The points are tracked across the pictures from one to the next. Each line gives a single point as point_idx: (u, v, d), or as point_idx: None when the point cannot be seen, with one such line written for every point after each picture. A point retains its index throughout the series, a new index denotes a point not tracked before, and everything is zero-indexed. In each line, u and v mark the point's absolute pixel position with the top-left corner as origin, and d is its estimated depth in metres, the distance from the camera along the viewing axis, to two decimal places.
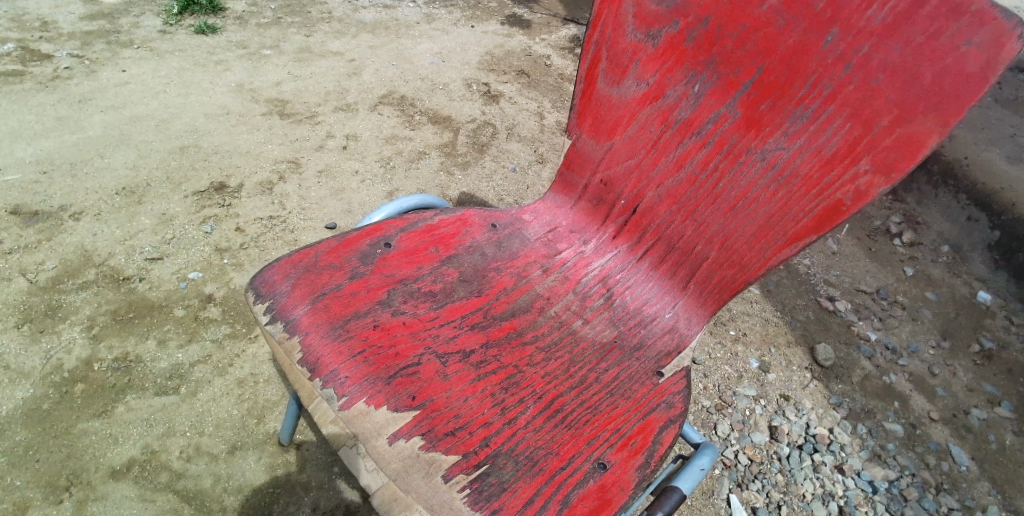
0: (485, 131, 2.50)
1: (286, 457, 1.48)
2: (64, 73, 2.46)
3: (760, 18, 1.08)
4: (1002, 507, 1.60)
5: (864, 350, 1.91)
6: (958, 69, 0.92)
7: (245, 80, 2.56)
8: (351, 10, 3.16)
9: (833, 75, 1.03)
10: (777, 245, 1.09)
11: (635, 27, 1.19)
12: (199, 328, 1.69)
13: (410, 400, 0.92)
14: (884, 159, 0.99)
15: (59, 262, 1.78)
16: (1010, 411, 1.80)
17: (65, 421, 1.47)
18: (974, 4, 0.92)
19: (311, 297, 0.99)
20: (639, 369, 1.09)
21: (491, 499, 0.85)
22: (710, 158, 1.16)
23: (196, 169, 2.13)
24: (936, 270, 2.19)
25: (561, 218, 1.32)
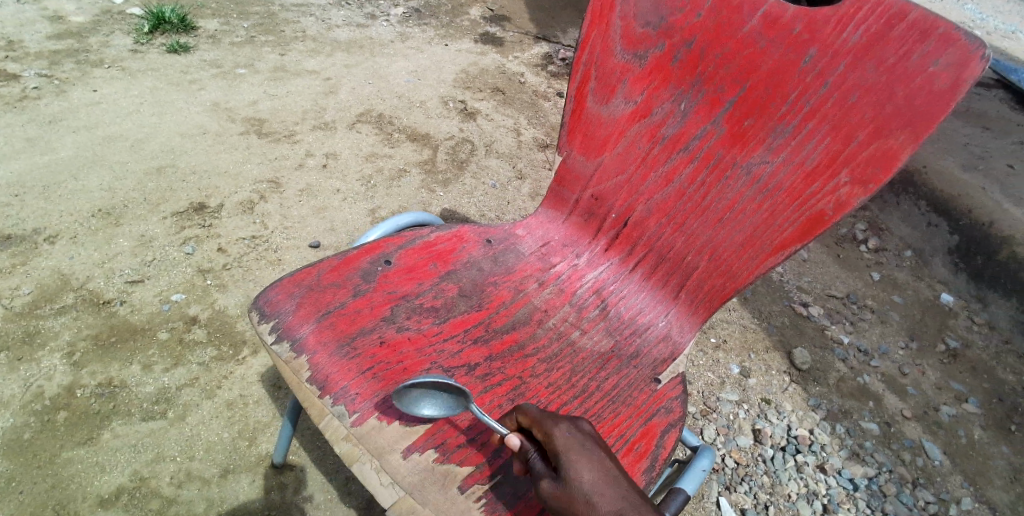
0: (464, 147, 2.53)
1: (280, 478, 1.47)
2: (32, 94, 2.40)
3: (742, 40, 1.21)
4: (975, 499, 1.68)
5: (838, 353, 1.99)
6: (929, 88, 1.05)
7: (221, 99, 2.54)
8: (325, 29, 3.17)
9: (812, 93, 1.16)
10: (764, 254, 1.18)
11: (623, 48, 1.30)
12: (185, 351, 1.66)
13: (421, 414, 0.97)
14: (862, 171, 1.10)
15: (35, 287, 1.73)
16: (976, 407, 1.90)
17: (48, 450, 1.43)
18: (940, 28, 1.05)
19: (316, 316, 1.02)
20: (637, 377, 1.16)
21: (508, 507, 0.90)
22: (697, 172, 1.26)
23: (174, 190, 2.10)
24: (901, 274, 2.29)
25: (553, 232, 1.39)
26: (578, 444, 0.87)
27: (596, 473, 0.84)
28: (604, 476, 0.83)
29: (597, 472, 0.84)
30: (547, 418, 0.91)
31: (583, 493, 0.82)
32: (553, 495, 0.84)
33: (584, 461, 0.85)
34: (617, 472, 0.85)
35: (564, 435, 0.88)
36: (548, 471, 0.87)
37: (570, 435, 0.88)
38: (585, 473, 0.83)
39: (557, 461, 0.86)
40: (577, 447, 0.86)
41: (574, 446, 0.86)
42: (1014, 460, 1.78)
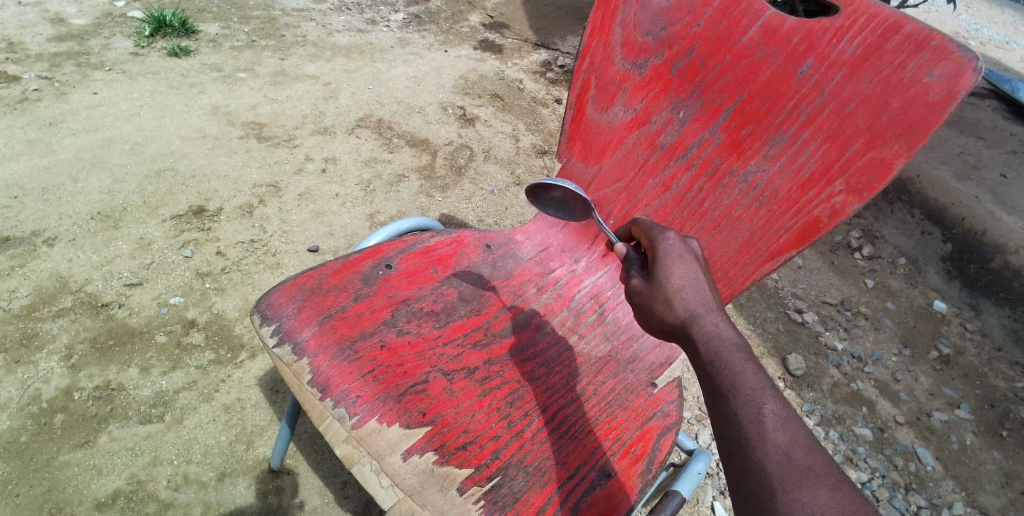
0: (462, 153, 2.54)
1: (277, 482, 1.47)
2: (33, 96, 2.41)
3: (741, 51, 1.24)
4: (968, 505, 1.69)
5: (832, 360, 2.00)
6: (924, 98, 1.07)
7: (221, 103, 2.55)
8: (325, 34, 3.18)
9: (808, 103, 1.18)
10: (760, 260, 1.22)
11: (623, 57, 1.32)
12: (183, 354, 1.66)
13: (421, 416, 0.98)
14: (857, 180, 1.13)
15: (33, 289, 1.74)
16: (969, 413, 1.91)
17: (45, 453, 1.43)
18: (935, 40, 1.07)
19: (318, 319, 1.03)
20: (634, 381, 1.17)
21: (506, 508, 0.91)
22: (695, 180, 1.29)
23: (173, 193, 2.10)
24: (895, 282, 2.30)
25: (553, 238, 1.39)
26: (677, 253, 0.95)
27: (685, 278, 0.91)
28: (692, 282, 0.91)
29: (687, 278, 0.91)
30: (656, 233, 0.99)
31: (666, 292, 0.91)
32: (640, 290, 0.94)
33: (677, 267, 0.93)
34: (705, 284, 0.91)
35: (667, 246, 0.96)
36: (641, 274, 0.96)
37: (673, 245, 0.96)
38: (674, 276, 0.91)
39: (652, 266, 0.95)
40: (676, 255, 0.94)
41: (672, 252, 0.95)
42: (1007, 467, 1.80)
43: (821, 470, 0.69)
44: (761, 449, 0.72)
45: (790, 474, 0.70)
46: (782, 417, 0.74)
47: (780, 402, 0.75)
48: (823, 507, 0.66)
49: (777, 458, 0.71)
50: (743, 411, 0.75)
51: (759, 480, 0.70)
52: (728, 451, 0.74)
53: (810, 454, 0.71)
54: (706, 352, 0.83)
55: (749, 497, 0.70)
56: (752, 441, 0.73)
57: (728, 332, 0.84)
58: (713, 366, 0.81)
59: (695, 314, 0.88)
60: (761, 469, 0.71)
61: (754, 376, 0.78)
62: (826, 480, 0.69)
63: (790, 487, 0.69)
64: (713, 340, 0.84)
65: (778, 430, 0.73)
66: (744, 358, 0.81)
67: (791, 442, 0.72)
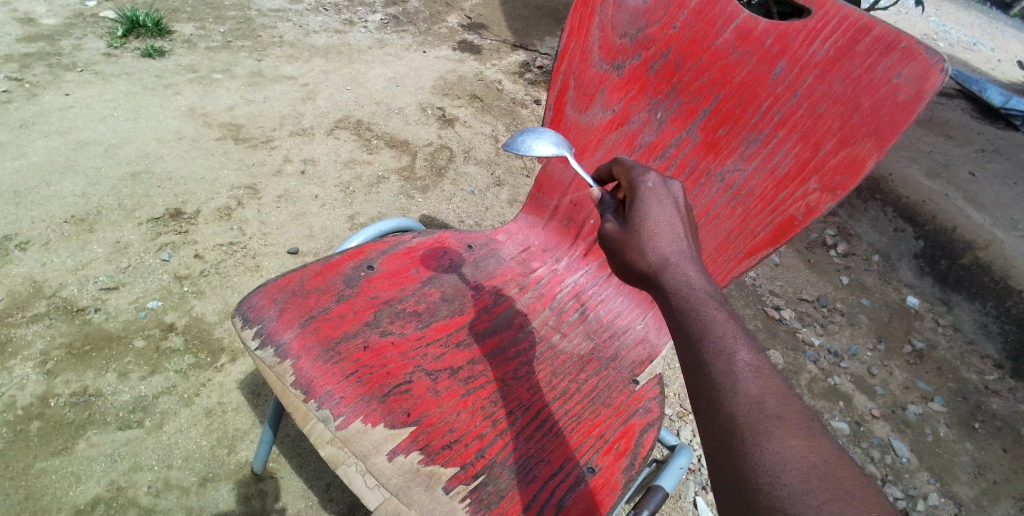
0: (442, 154, 2.55)
1: (260, 486, 1.46)
2: (2, 98, 2.36)
3: (716, 52, 1.26)
4: (941, 495, 1.74)
5: (810, 355, 2.05)
6: (893, 99, 1.10)
7: (197, 104, 2.51)
8: (303, 35, 3.16)
9: (782, 103, 1.21)
10: (738, 258, 1.25)
11: (601, 59, 1.34)
12: (162, 358, 1.64)
13: (406, 416, 0.99)
14: (830, 178, 1.16)
15: (6, 295, 1.70)
16: (942, 406, 1.97)
17: (21, 461, 1.40)
18: (904, 42, 1.10)
19: (300, 321, 1.03)
20: (616, 378, 1.18)
21: (492, 506, 0.92)
22: (673, 179, 1.31)
23: (150, 196, 2.07)
24: (869, 278, 2.36)
25: (533, 238, 1.41)
26: (656, 197, 0.94)
27: (662, 225, 0.90)
28: (668, 229, 0.90)
29: (663, 224, 0.91)
30: (634, 175, 0.98)
31: (642, 238, 0.90)
32: (615, 234, 0.93)
33: (655, 212, 0.92)
34: (681, 231, 0.91)
35: (646, 190, 0.95)
36: (616, 217, 0.95)
37: (652, 189, 0.95)
38: (651, 223, 0.91)
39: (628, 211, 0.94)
40: (655, 199, 0.93)
41: (653, 196, 0.93)
42: (978, 457, 1.85)
43: (789, 416, 0.72)
44: (733, 397, 0.74)
45: (760, 421, 0.71)
46: (753, 366, 0.76)
47: (752, 352, 0.77)
48: (792, 452, 0.69)
49: (748, 406, 0.73)
50: (716, 360, 0.77)
51: (730, 426, 0.72)
52: (700, 397, 0.76)
53: (779, 402, 0.73)
54: (679, 302, 0.83)
55: (719, 443, 0.72)
56: (724, 389, 0.75)
57: (700, 283, 0.85)
58: (686, 316, 0.82)
59: (668, 263, 0.88)
60: (732, 416, 0.73)
61: (727, 326, 0.80)
62: (795, 426, 0.71)
63: (761, 436, 0.70)
64: (686, 290, 0.85)
65: (750, 379, 0.75)
66: (717, 309, 0.82)
67: (761, 390, 0.74)
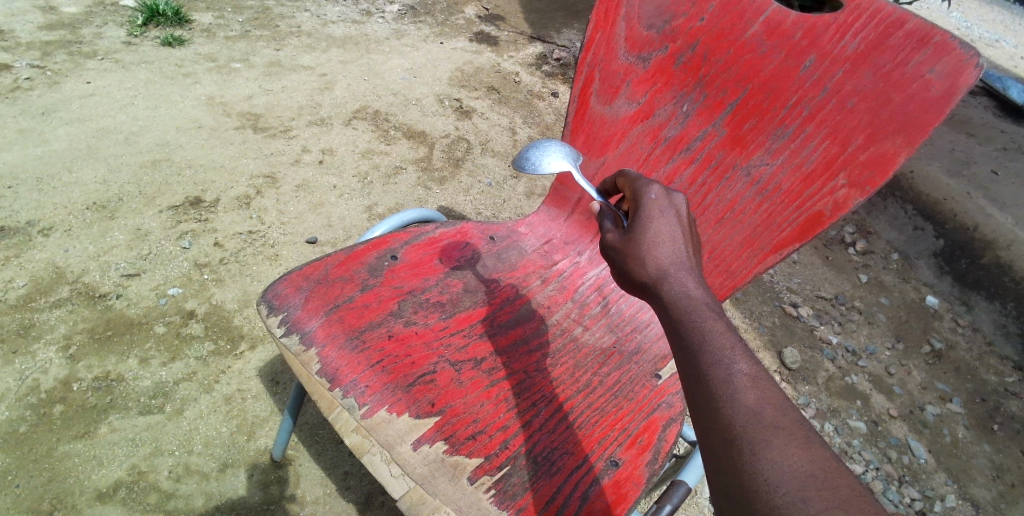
0: (459, 146, 2.54)
1: (279, 473, 1.48)
2: (24, 85, 2.38)
3: (743, 46, 1.25)
4: (959, 496, 1.73)
5: (827, 353, 2.03)
6: (924, 94, 1.08)
7: (215, 93, 2.52)
8: (320, 25, 3.16)
9: (810, 98, 1.19)
10: (763, 253, 1.24)
11: (626, 51, 1.33)
12: (182, 345, 1.65)
13: (430, 406, 0.99)
14: (859, 174, 1.14)
15: (29, 280, 1.72)
16: (960, 407, 1.94)
17: (45, 444, 1.42)
18: (936, 37, 1.08)
19: (325, 310, 1.03)
20: (638, 372, 1.18)
21: (516, 497, 0.92)
22: (698, 173, 1.30)
23: (170, 184, 2.09)
24: (887, 277, 2.33)
25: (555, 231, 1.40)
26: (659, 209, 0.93)
27: (664, 237, 0.89)
28: (669, 241, 0.89)
29: (665, 235, 0.90)
30: (637, 187, 0.97)
31: (643, 248, 0.89)
32: (616, 245, 0.92)
33: (658, 223, 0.91)
34: (683, 243, 0.90)
35: (648, 201, 0.94)
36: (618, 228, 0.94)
37: (655, 201, 0.94)
38: (652, 234, 0.90)
39: (631, 222, 0.93)
40: (657, 211, 0.92)
41: (655, 208, 0.93)
42: (997, 459, 1.83)
43: (787, 425, 0.69)
44: (731, 407, 0.71)
45: (758, 430, 0.69)
46: (752, 377, 0.73)
47: (750, 363, 0.74)
48: (790, 461, 0.66)
49: (746, 415, 0.70)
50: (714, 371, 0.74)
51: (728, 436, 0.70)
52: (697, 408, 0.73)
53: (778, 411, 0.70)
54: (678, 313, 0.81)
55: (717, 452, 0.70)
56: (721, 398, 0.72)
57: (699, 294, 0.83)
58: (685, 326, 0.80)
59: (668, 274, 0.86)
60: (730, 426, 0.70)
61: (726, 337, 0.77)
62: (793, 435, 0.68)
63: (759, 444, 0.68)
64: (685, 301, 0.83)
65: (748, 390, 0.72)
66: (715, 320, 0.79)
67: (760, 400, 0.71)
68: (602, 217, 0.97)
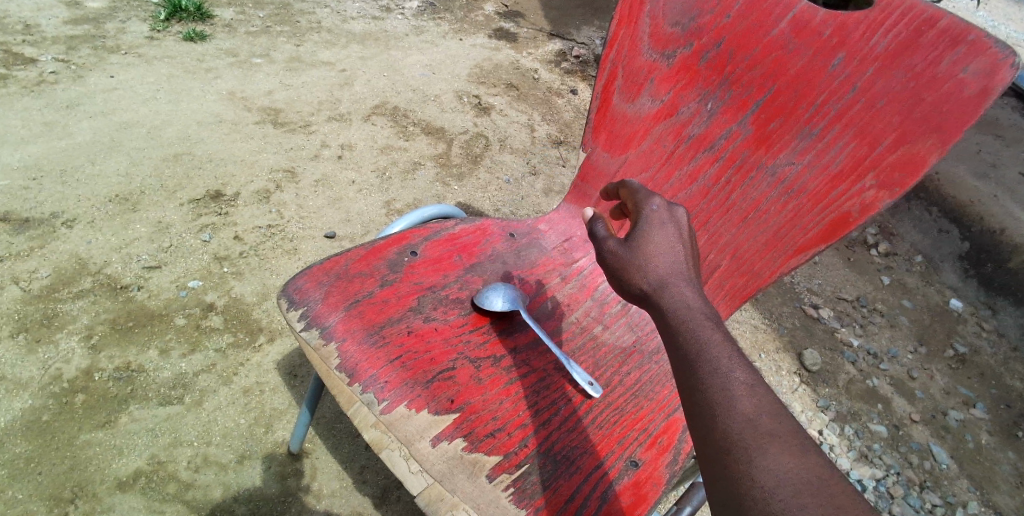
0: (478, 142, 2.53)
1: (295, 465, 1.49)
2: (50, 78, 2.41)
3: (770, 44, 1.22)
4: (982, 504, 1.69)
5: (848, 356, 2.00)
6: (958, 94, 1.05)
7: (236, 88, 2.54)
8: (340, 21, 3.17)
9: (839, 97, 1.17)
10: (787, 254, 1.22)
11: (651, 47, 1.31)
12: (201, 337, 1.67)
13: (449, 403, 0.98)
14: (887, 175, 1.12)
15: (53, 270, 1.74)
16: (984, 412, 1.90)
17: (66, 433, 1.44)
18: (971, 35, 1.05)
19: (345, 305, 1.03)
20: (658, 372, 1.17)
21: (535, 496, 0.91)
22: (721, 173, 1.29)
23: (191, 177, 2.10)
24: (911, 280, 2.29)
25: (575, 228, 1.39)
26: (659, 220, 0.93)
27: (663, 246, 0.89)
28: (669, 251, 0.88)
29: (665, 246, 0.89)
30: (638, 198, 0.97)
31: (642, 257, 0.87)
32: (614, 252, 0.90)
33: (657, 234, 0.90)
34: (682, 253, 0.89)
35: (649, 212, 0.94)
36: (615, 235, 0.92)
37: (655, 211, 0.93)
38: (652, 244, 0.89)
39: (630, 231, 0.92)
40: (657, 221, 0.92)
41: (655, 219, 0.92)
42: (1021, 467, 1.79)
43: (784, 433, 0.68)
44: (728, 415, 0.70)
45: (755, 437, 0.68)
46: (748, 385, 0.72)
47: (748, 372, 0.74)
48: (786, 469, 0.65)
49: (743, 424, 0.69)
50: (712, 380, 0.73)
51: (724, 444, 0.69)
52: (696, 417, 0.72)
53: (774, 419, 0.70)
54: (676, 322, 0.80)
55: (714, 461, 0.69)
56: (719, 407, 0.71)
57: (696, 304, 0.82)
58: (683, 335, 0.79)
59: (666, 283, 0.85)
60: (727, 435, 0.69)
61: (722, 347, 0.76)
62: (788, 442, 0.67)
63: (755, 451, 0.67)
64: (683, 310, 0.82)
65: (745, 398, 0.71)
66: (713, 329, 0.79)
67: (757, 408, 0.70)
68: (593, 221, 0.94)
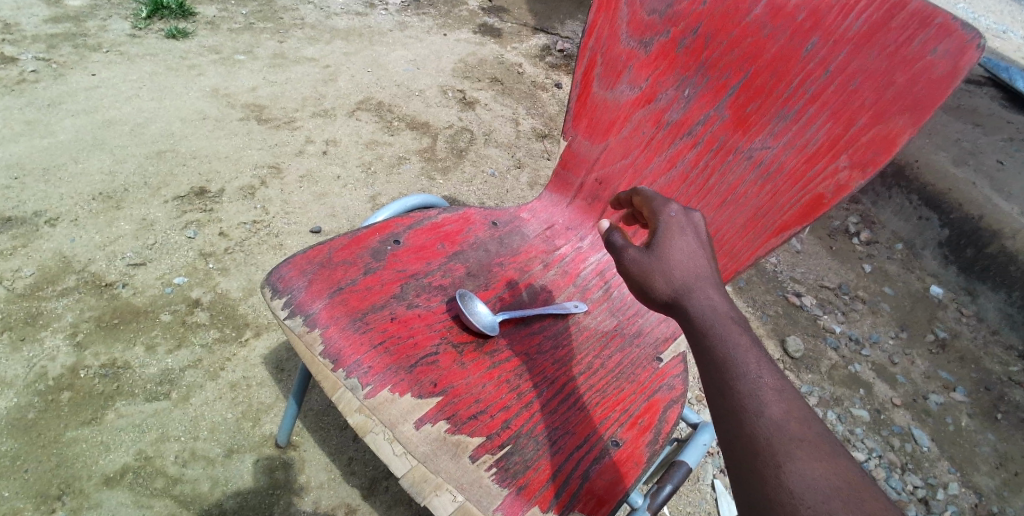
0: (463, 137, 2.54)
1: (283, 458, 1.50)
2: (31, 77, 2.39)
3: (746, 28, 1.24)
4: (962, 484, 1.73)
5: (830, 342, 2.03)
6: (928, 74, 1.07)
7: (220, 85, 2.53)
8: (324, 17, 3.16)
9: (813, 79, 1.19)
10: (765, 235, 1.24)
11: (629, 35, 1.33)
12: (188, 332, 1.67)
13: (433, 386, 1.00)
14: (862, 154, 1.14)
15: (37, 269, 1.73)
16: (963, 396, 1.94)
17: (52, 430, 1.44)
18: (939, 17, 1.08)
19: (329, 292, 1.04)
20: (640, 355, 1.19)
21: (518, 475, 0.93)
22: (700, 156, 1.31)
23: (175, 174, 2.10)
24: (891, 267, 2.33)
25: (557, 216, 1.43)
26: (678, 225, 0.95)
27: (686, 251, 0.91)
28: (691, 256, 0.91)
29: (686, 251, 0.91)
30: (656, 207, 0.99)
31: (664, 263, 0.89)
32: (636, 261, 0.91)
33: (678, 239, 0.93)
34: (704, 258, 0.91)
35: (669, 218, 0.96)
36: (635, 244, 0.93)
37: (674, 218, 0.96)
38: (674, 249, 0.91)
39: (651, 238, 0.95)
40: (677, 229, 0.94)
41: (675, 225, 0.95)
42: (1001, 448, 1.83)
43: (812, 439, 0.71)
44: (757, 420, 0.73)
45: (784, 443, 0.71)
46: (777, 389, 0.75)
47: (776, 376, 0.77)
48: (816, 474, 0.68)
49: (771, 429, 0.72)
50: (741, 385, 0.76)
51: (754, 449, 0.71)
52: (724, 422, 0.75)
53: (803, 425, 0.72)
54: (703, 327, 0.83)
55: (742, 465, 0.71)
56: (749, 413, 0.74)
57: (724, 307, 0.85)
58: (710, 340, 0.81)
59: (691, 287, 0.87)
60: (756, 440, 0.72)
61: (751, 352, 0.79)
62: (817, 449, 0.70)
63: (783, 456, 0.70)
64: (709, 315, 0.84)
65: (774, 403, 0.74)
66: (741, 334, 0.81)
67: (785, 413, 0.73)
68: (611, 231, 0.96)
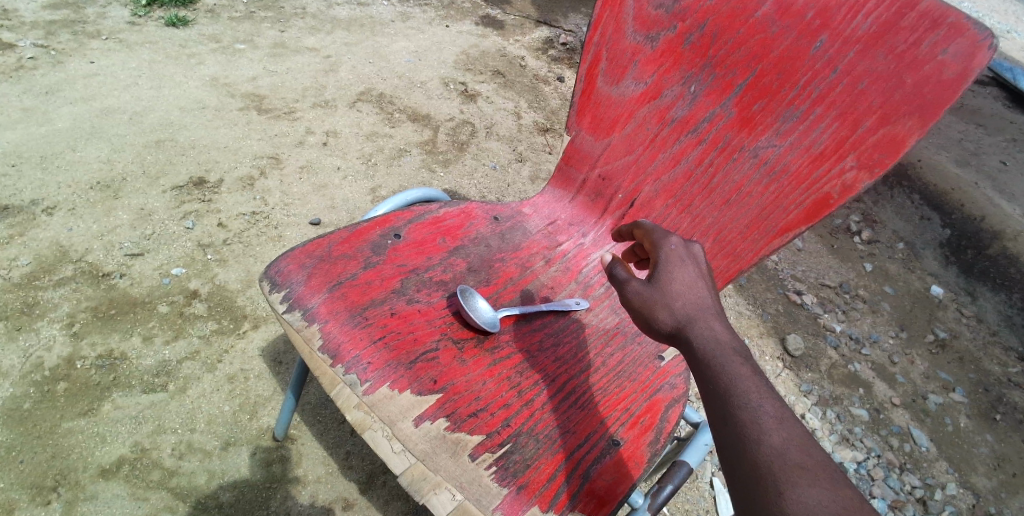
0: (464, 129, 2.52)
1: (281, 451, 1.49)
2: (28, 64, 2.36)
3: (755, 25, 1.22)
4: (959, 485, 1.72)
5: (830, 341, 2.02)
6: (938, 76, 1.06)
7: (220, 74, 2.51)
8: (325, 7, 3.13)
9: (821, 79, 1.17)
10: (769, 236, 1.23)
11: (635, 30, 1.32)
12: (185, 324, 1.66)
13: (432, 384, 0.99)
14: (868, 156, 1.13)
15: (33, 258, 1.72)
16: (962, 396, 1.94)
17: (48, 421, 1.43)
18: (951, 17, 1.06)
19: (328, 287, 1.03)
20: (642, 353, 1.17)
21: (517, 474, 0.92)
22: (705, 154, 1.30)
23: (173, 163, 2.08)
24: (892, 266, 2.30)
25: (560, 211, 1.42)
26: (678, 258, 0.94)
27: (686, 283, 0.90)
28: (691, 288, 0.90)
29: (687, 283, 0.90)
30: (656, 239, 0.99)
31: (665, 295, 0.89)
32: (638, 294, 0.91)
33: (679, 271, 0.92)
34: (705, 290, 0.90)
35: (667, 251, 0.96)
36: (637, 278, 0.93)
37: (674, 250, 0.95)
38: (675, 281, 0.91)
39: (653, 270, 0.94)
40: (677, 261, 0.93)
41: (675, 257, 0.94)
42: (998, 449, 1.83)
43: (813, 465, 0.70)
44: (758, 446, 0.72)
45: (784, 469, 0.70)
46: (777, 419, 0.74)
47: (776, 404, 0.76)
48: (816, 500, 0.67)
49: (772, 455, 0.71)
50: (743, 412, 0.75)
51: (756, 475, 0.71)
52: (727, 448, 0.74)
53: (803, 451, 0.71)
54: (706, 358, 0.82)
55: (744, 490, 0.71)
56: (750, 439, 0.73)
57: (726, 337, 0.84)
58: (712, 370, 0.81)
59: (694, 317, 0.86)
60: (758, 466, 0.71)
61: (751, 380, 0.78)
62: (818, 475, 0.69)
63: (783, 485, 0.69)
64: (711, 345, 0.83)
65: (775, 430, 0.73)
66: (742, 364, 0.80)
67: (787, 440, 0.72)
68: (613, 265, 0.96)
